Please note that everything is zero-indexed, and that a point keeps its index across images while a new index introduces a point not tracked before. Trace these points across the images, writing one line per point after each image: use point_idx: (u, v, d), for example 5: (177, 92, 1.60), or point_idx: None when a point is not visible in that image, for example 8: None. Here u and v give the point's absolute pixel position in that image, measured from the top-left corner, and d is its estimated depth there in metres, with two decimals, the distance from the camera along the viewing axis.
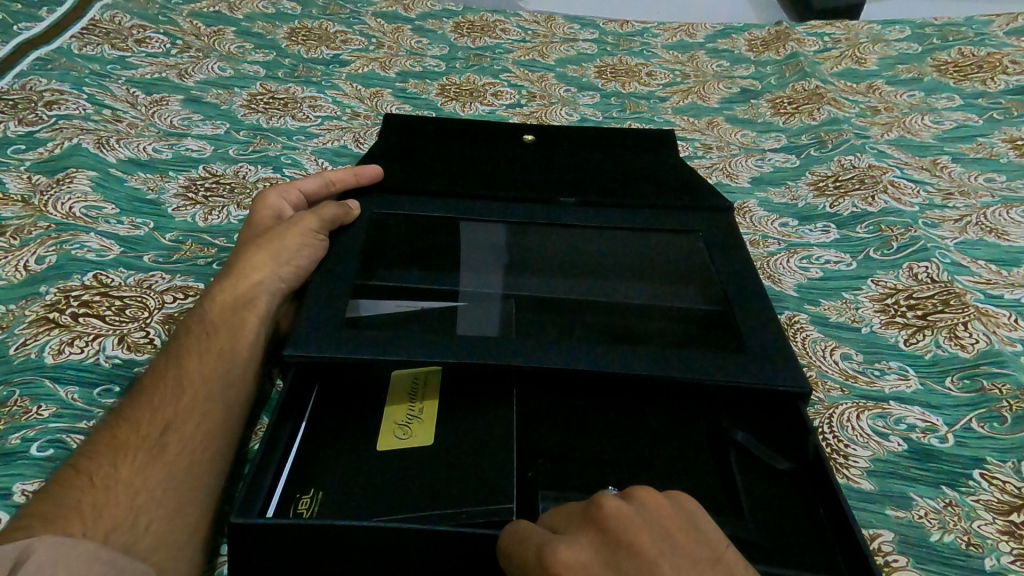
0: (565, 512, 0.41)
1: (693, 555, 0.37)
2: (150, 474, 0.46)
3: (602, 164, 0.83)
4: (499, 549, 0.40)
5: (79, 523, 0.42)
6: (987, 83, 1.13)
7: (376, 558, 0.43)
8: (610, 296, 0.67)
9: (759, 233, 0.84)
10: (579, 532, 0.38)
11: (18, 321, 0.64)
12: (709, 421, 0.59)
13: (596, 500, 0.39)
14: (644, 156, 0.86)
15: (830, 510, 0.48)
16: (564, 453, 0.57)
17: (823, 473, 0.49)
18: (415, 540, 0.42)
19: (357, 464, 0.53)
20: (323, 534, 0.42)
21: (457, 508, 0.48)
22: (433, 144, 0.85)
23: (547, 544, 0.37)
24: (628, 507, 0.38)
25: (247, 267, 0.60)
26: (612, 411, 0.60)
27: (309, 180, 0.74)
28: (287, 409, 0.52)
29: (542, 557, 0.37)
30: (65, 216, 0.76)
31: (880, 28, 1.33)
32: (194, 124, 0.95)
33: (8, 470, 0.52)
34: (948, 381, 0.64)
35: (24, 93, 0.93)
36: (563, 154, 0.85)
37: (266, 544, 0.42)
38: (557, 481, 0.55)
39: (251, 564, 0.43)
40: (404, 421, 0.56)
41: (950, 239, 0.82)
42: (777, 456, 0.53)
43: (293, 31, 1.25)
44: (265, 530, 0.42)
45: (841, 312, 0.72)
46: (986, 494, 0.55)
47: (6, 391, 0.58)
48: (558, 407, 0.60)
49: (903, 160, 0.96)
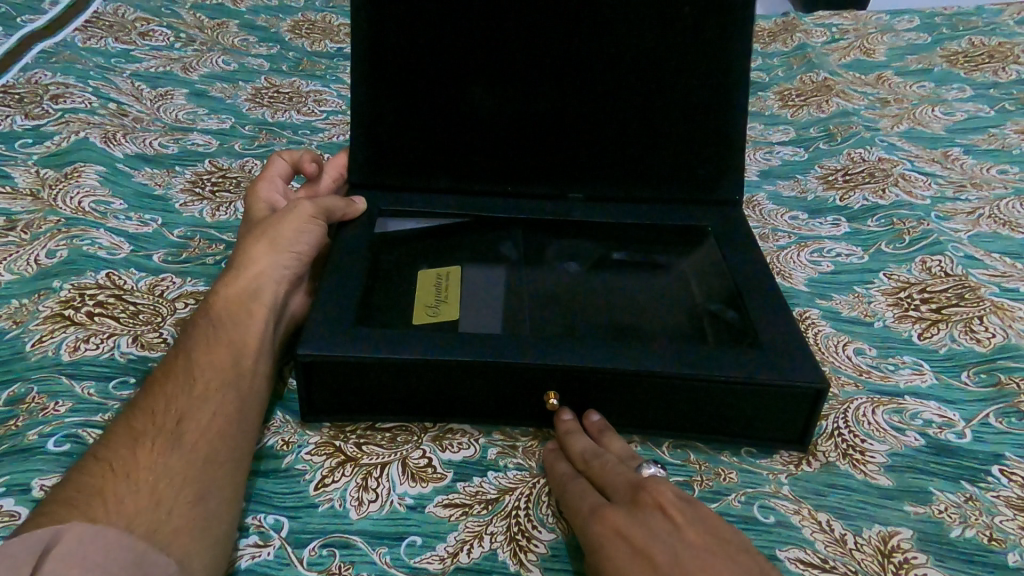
0: (614, 476, 0.49)
1: (721, 536, 0.44)
2: (169, 462, 0.46)
3: (636, 88, 0.72)
4: (558, 476, 0.52)
5: (102, 510, 0.42)
6: (998, 73, 1.12)
7: (399, 380, 0.54)
8: (618, 269, 0.67)
9: (768, 227, 0.84)
10: (626, 502, 0.46)
11: (33, 316, 0.64)
12: (682, 289, 0.65)
13: (645, 485, 0.46)
14: (694, 60, 0.71)
15: (794, 353, 0.54)
16: (567, 313, 0.61)
17: (790, 341, 0.55)
18: (459, 373, 0.53)
19: (385, 314, 0.58)
20: (376, 367, 0.53)
21: (476, 402, 0.56)
22: (435, 55, 0.71)
23: (598, 507, 0.46)
24: (672, 494, 0.46)
25: (246, 258, 0.60)
26: (600, 278, 0.66)
27: (276, 164, 0.74)
28: (312, 369, 0.53)
29: (593, 516, 0.46)
30: (75, 210, 0.75)
31: (888, 19, 1.33)
32: (200, 119, 0.95)
33: (25, 464, 0.52)
34: (964, 375, 0.64)
35: (29, 87, 0.92)
36: (594, 63, 0.71)
37: (330, 371, 0.54)
38: (576, 381, 0.53)
39: (315, 388, 0.55)
40: (432, 304, 0.61)
41: (963, 232, 0.81)
42: (726, 308, 0.61)
43: (296, 25, 1.24)
44: (324, 361, 0.53)
45: (853, 306, 0.71)
46: (1006, 490, 0.54)
47: (25, 388, 0.58)
48: (547, 279, 0.65)
49: (914, 153, 0.95)
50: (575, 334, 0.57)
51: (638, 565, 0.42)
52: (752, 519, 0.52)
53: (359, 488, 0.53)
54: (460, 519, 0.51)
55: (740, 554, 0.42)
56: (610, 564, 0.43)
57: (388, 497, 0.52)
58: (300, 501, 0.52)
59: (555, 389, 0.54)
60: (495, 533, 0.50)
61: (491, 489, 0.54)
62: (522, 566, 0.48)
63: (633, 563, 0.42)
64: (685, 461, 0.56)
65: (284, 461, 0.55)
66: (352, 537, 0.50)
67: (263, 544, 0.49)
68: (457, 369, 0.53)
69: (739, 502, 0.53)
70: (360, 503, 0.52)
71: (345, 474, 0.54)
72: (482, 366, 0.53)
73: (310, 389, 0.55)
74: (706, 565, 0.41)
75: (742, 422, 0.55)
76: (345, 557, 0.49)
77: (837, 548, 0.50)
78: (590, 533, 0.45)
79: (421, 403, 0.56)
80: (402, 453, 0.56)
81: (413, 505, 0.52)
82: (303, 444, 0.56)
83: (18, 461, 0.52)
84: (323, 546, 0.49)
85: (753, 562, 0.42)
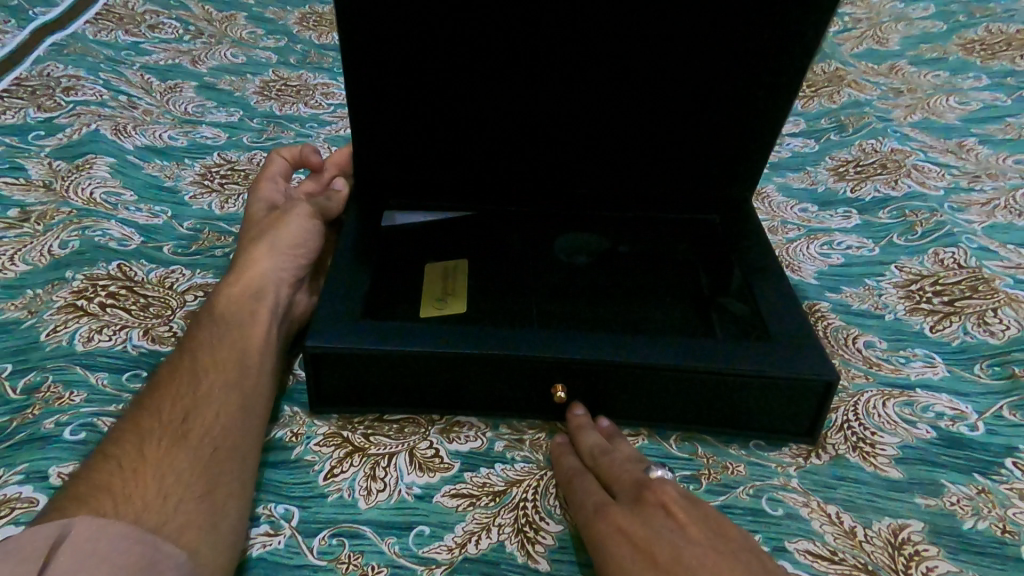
0: (620, 476, 0.49)
1: (726, 536, 0.43)
2: (176, 456, 0.46)
3: (671, 93, 0.61)
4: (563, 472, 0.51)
5: (110, 503, 0.42)
6: (1015, 62, 1.10)
7: (407, 372, 0.54)
8: (626, 262, 0.67)
9: (777, 219, 0.83)
10: (631, 501, 0.46)
11: (46, 307, 0.64)
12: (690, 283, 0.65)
13: (652, 485, 0.46)
14: (746, 69, 0.59)
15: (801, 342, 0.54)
16: (574, 308, 0.61)
17: (795, 329, 0.55)
18: (465, 367, 0.54)
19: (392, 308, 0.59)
20: (384, 359, 0.53)
21: (484, 395, 0.56)
22: (432, 60, 0.58)
23: (603, 505, 0.46)
24: (678, 495, 0.46)
25: (250, 258, 0.62)
26: (608, 276, 0.66)
27: (275, 163, 0.75)
28: (320, 360, 0.54)
29: (597, 514, 0.46)
30: (87, 202, 0.76)
31: (902, 8, 1.31)
32: (209, 111, 0.95)
33: (39, 453, 0.52)
34: (977, 368, 0.63)
35: (40, 79, 0.92)
36: (626, 69, 0.59)
37: (338, 363, 0.54)
38: (583, 373, 0.53)
39: (323, 380, 0.55)
40: (438, 297, 0.62)
41: (977, 223, 0.80)
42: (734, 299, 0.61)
43: (304, 17, 1.24)
44: (330, 353, 0.53)
45: (863, 299, 0.71)
46: (1020, 482, 0.54)
47: (39, 377, 0.58)
48: (555, 275, 0.65)
49: (927, 144, 0.94)
50: (581, 326, 0.57)
51: (641, 562, 0.42)
52: (761, 511, 0.52)
53: (367, 478, 0.53)
54: (468, 510, 0.51)
55: (745, 554, 0.42)
56: (613, 561, 0.43)
57: (396, 487, 0.53)
58: (309, 491, 0.52)
59: (563, 381, 0.54)
60: (503, 525, 0.50)
61: (499, 480, 0.54)
62: (530, 557, 0.48)
63: (636, 561, 0.42)
64: (693, 454, 0.56)
65: (293, 452, 0.55)
66: (361, 526, 0.50)
67: (274, 534, 0.49)
68: (464, 363, 0.53)
69: (748, 495, 0.53)
70: (369, 492, 0.52)
71: (353, 464, 0.54)
72: (488, 359, 0.53)
73: (318, 381, 0.55)
74: (711, 563, 0.41)
75: (750, 413, 0.55)
76: (355, 547, 0.49)
77: (848, 540, 0.50)
78: (593, 529, 0.45)
79: (429, 396, 0.56)
80: (410, 444, 0.56)
81: (421, 495, 0.52)
82: (312, 435, 0.56)
83: (34, 450, 0.52)
84: (332, 535, 0.49)
85: (759, 562, 0.42)
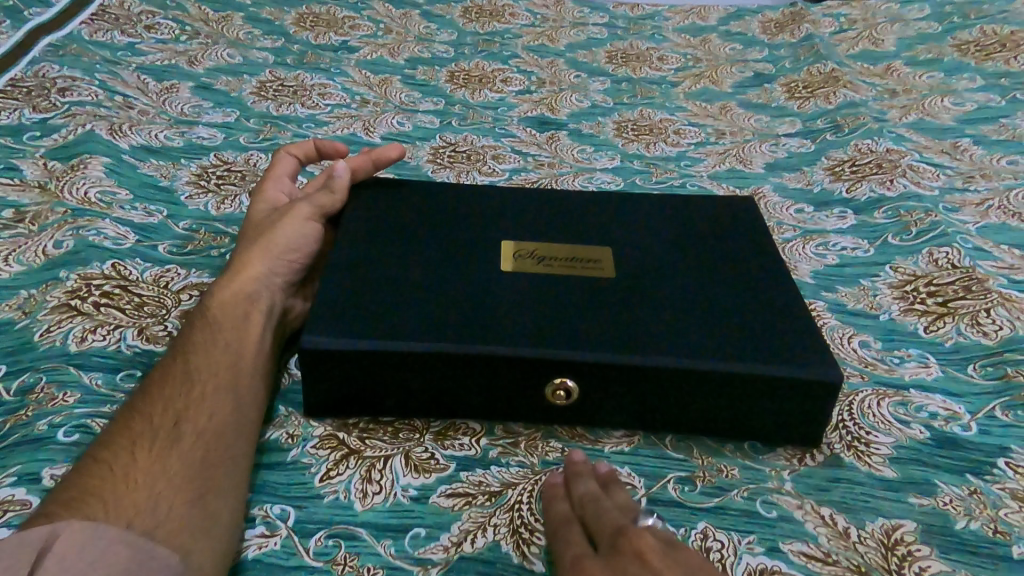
0: (604, 525, 0.46)
1: None
2: (166, 461, 0.46)
3: None
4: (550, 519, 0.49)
5: (100, 508, 0.42)
6: (1010, 62, 1.10)
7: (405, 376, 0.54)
8: None
9: (773, 220, 0.83)
10: (611, 549, 0.44)
11: (41, 307, 0.64)
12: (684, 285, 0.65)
13: (631, 535, 0.44)
14: None
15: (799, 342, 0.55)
16: None
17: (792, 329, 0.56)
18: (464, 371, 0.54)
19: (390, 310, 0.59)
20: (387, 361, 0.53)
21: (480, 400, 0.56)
22: None
23: (581, 557, 0.44)
24: (660, 544, 0.43)
25: (240, 262, 0.62)
26: None
27: (284, 164, 0.76)
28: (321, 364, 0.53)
29: (574, 566, 0.44)
30: (81, 202, 0.76)
31: (898, 8, 1.31)
32: (205, 112, 0.95)
33: (34, 455, 0.52)
34: (970, 368, 0.63)
35: (36, 80, 0.92)
36: None
37: (337, 367, 0.54)
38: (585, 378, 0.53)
39: (318, 386, 0.55)
40: None
41: (972, 224, 0.80)
42: None
43: (301, 17, 1.24)
44: (329, 353, 0.53)
45: (858, 299, 0.71)
46: (1011, 483, 0.54)
47: (33, 378, 0.58)
48: None
49: (922, 144, 0.94)
50: None
51: None
52: (754, 512, 0.52)
53: (363, 479, 0.53)
54: (464, 509, 0.52)
55: None
56: None
57: (392, 488, 0.53)
58: (305, 492, 0.52)
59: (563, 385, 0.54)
60: (498, 526, 0.51)
61: (494, 482, 0.54)
62: (525, 558, 0.49)
63: None
64: (689, 456, 0.56)
65: (289, 455, 0.55)
66: (357, 528, 0.50)
67: (270, 535, 0.49)
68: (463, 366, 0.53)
69: (742, 497, 0.53)
70: (365, 494, 0.52)
71: (350, 466, 0.54)
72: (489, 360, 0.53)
73: (315, 385, 0.55)
74: None
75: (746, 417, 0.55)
76: (351, 548, 0.49)
77: (840, 541, 0.50)
78: None
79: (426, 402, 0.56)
80: (406, 447, 0.56)
81: (416, 497, 0.52)
82: (308, 438, 0.56)
83: (29, 452, 0.52)
84: (328, 536, 0.50)
85: None
